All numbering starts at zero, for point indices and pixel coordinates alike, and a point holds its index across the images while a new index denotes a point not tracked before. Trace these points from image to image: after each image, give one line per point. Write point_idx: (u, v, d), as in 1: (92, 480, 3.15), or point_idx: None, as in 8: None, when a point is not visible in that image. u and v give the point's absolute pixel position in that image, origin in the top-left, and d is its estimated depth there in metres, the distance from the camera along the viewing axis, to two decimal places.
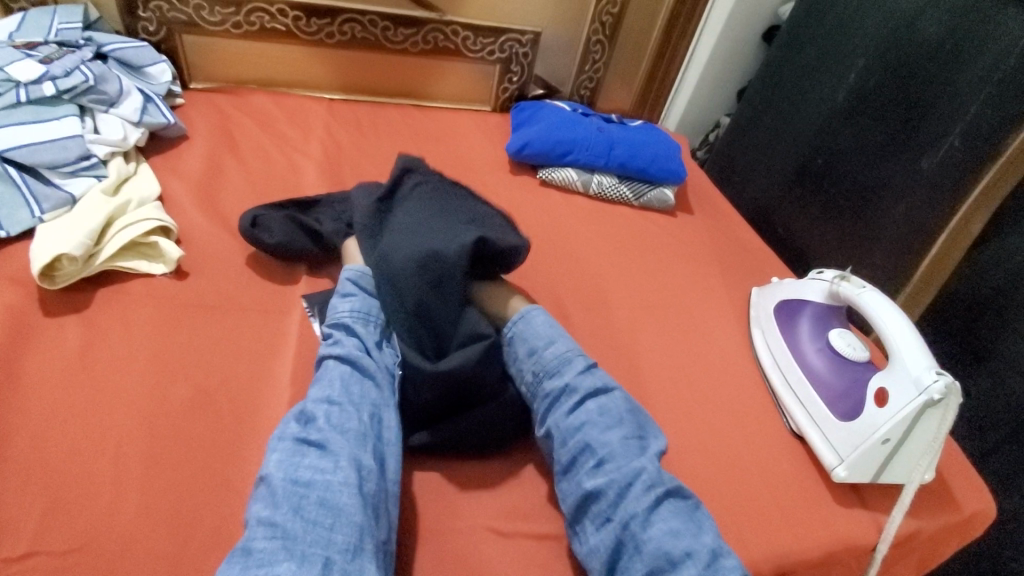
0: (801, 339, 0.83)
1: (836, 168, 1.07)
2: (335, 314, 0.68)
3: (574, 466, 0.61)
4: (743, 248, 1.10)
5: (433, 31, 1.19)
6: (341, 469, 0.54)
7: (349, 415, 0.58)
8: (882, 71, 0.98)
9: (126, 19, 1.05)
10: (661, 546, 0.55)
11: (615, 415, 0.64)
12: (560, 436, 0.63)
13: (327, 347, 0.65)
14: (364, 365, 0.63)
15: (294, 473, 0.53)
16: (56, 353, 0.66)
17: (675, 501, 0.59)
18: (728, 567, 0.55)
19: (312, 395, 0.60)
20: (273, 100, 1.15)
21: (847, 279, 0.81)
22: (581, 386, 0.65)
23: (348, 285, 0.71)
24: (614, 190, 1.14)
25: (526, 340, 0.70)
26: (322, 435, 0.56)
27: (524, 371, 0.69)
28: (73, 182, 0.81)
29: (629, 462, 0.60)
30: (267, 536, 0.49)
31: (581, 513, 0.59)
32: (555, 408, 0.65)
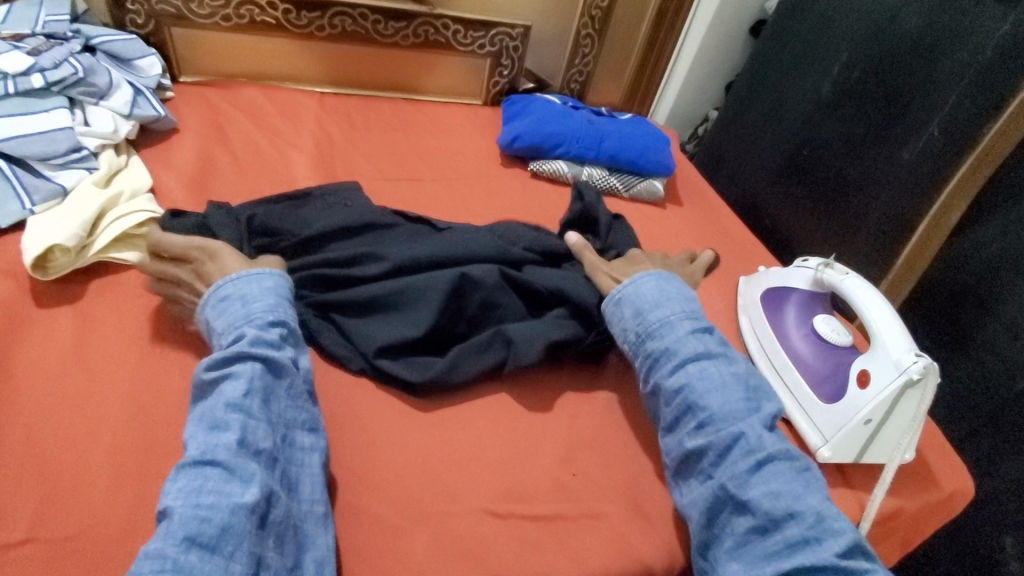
0: (787, 324, 0.85)
1: (820, 160, 1.09)
2: (263, 314, 0.63)
3: (678, 425, 0.66)
4: (732, 239, 1.12)
5: (424, 25, 1.20)
6: (251, 495, 0.50)
7: (264, 435, 0.55)
8: (866, 65, 1.00)
9: (114, 12, 1.04)
10: (764, 506, 0.58)
11: (720, 379, 0.66)
12: (665, 396, 0.67)
13: (256, 346, 0.60)
14: (288, 381, 0.61)
15: (196, 499, 0.49)
16: (49, 345, 0.66)
17: (780, 463, 0.61)
18: (835, 527, 0.57)
19: (225, 402, 0.55)
20: (263, 94, 1.15)
21: (831, 265, 0.83)
22: (683, 349, 0.68)
23: (289, 291, 0.67)
24: (604, 181, 1.15)
25: (632, 301, 0.73)
26: (230, 456, 0.52)
27: (627, 331, 0.72)
28: (63, 175, 0.80)
29: (729, 425, 0.63)
30: (156, 569, 0.44)
31: (684, 468, 0.64)
32: (656, 369, 0.69)
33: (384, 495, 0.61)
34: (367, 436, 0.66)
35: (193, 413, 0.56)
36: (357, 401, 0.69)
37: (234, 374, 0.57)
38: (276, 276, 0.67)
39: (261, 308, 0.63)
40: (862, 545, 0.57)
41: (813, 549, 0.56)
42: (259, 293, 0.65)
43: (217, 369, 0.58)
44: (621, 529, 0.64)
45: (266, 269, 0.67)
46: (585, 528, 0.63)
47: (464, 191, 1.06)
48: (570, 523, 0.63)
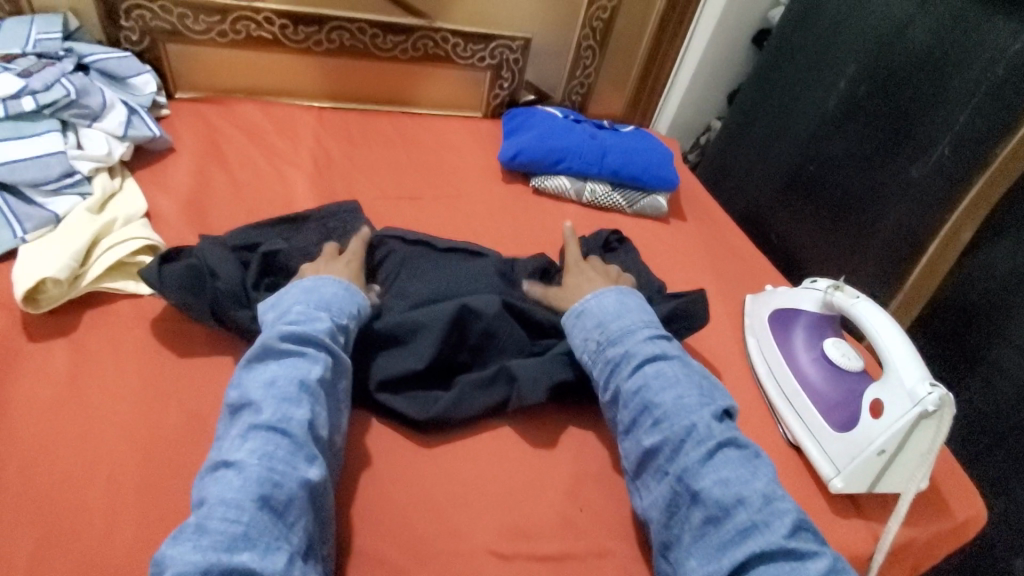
0: (796, 348, 0.83)
1: (826, 175, 1.07)
2: (345, 314, 0.67)
3: (635, 425, 0.64)
4: (738, 255, 1.11)
5: (423, 38, 1.18)
6: (314, 473, 0.54)
7: (324, 423, 0.58)
8: (870, 80, 0.99)
9: (108, 29, 1.03)
10: (713, 494, 0.56)
11: (678, 375, 0.65)
12: (624, 398, 0.66)
13: (331, 338, 0.63)
14: (342, 382, 0.64)
15: (268, 462, 0.52)
16: (40, 380, 0.64)
17: (730, 451, 0.60)
18: (780, 509, 0.56)
19: (301, 378, 0.58)
20: (260, 110, 1.13)
21: (841, 289, 0.82)
22: (640, 352, 0.67)
23: (359, 297, 0.70)
24: (608, 198, 1.14)
25: (594, 314, 0.71)
26: (302, 432, 0.55)
27: (589, 340, 0.70)
28: (57, 201, 0.78)
29: (682, 418, 0.62)
30: (228, 519, 0.47)
31: (643, 469, 0.63)
32: (617, 372, 0.67)
33: (388, 536, 0.60)
34: (369, 471, 0.64)
35: (259, 377, 0.58)
36: (359, 436, 0.67)
37: (310, 355, 0.60)
38: (360, 301, 0.70)
39: (339, 305, 0.67)
40: (806, 526, 0.56)
41: (764, 533, 0.54)
42: (335, 293, 0.68)
43: (295, 343, 0.61)
44: (631, 566, 0.62)
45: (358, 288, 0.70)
46: (594, 567, 0.61)
47: (465, 209, 1.05)
48: (578, 562, 0.61)
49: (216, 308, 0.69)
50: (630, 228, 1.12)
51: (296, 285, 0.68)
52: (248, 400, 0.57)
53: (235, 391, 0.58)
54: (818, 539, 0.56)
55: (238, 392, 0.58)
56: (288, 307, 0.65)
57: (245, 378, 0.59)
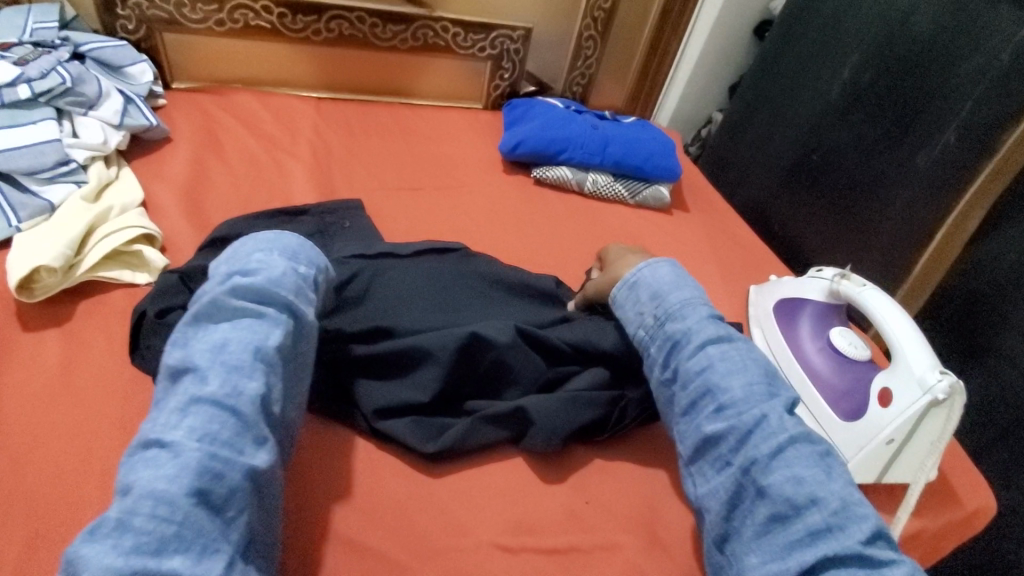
0: (802, 338, 0.83)
1: (829, 166, 1.06)
2: (310, 266, 0.62)
3: (694, 409, 0.62)
4: (742, 247, 1.10)
5: (423, 28, 1.17)
6: (261, 461, 0.49)
7: (276, 400, 0.53)
8: (876, 67, 0.98)
9: (104, 18, 1.01)
10: (785, 492, 0.53)
11: (741, 359, 0.62)
12: (682, 378, 0.63)
13: (294, 298, 0.57)
14: (300, 346, 0.58)
15: (210, 445, 0.46)
16: (36, 371, 0.63)
17: (803, 446, 0.56)
18: (859, 514, 0.52)
19: (256, 346, 0.52)
20: (259, 101, 1.12)
21: (847, 277, 0.81)
22: (702, 332, 0.64)
23: (315, 258, 0.64)
24: (610, 188, 1.13)
25: (649, 284, 0.71)
26: (252, 411, 0.49)
27: (645, 315, 0.69)
28: (51, 189, 0.77)
29: (751, 408, 0.58)
30: (156, 516, 0.41)
31: (701, 456, 0.60)
32: (677, 351, 0.65)
33: (389, 528, 0.59)
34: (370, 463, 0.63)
35: (207, 339, 0.52)
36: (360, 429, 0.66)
37: (268, 319, 0.54)
38: (324, 261, 0.66)
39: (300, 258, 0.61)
40: (885, 534, 0.51)
41: (838, 537, 0.50)
42: (294, 245, 0.62)
43: (252, 301, 0.55)
44: (636, 559, 0.61)
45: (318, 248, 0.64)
46: (598, 560, 0.60)
47: (466, 200, 1.04)
48: (582, 555, 0.60)
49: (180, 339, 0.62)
50: (633, 220, 1.11)
51: (261, 234, 0.62)
52: (193, 365, 0.50)
53: (180, 353, 0.52)
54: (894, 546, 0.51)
55: (182, 354, 0.52)
56: (248, 255, 0.59)
57: (192, 338, 0.53)
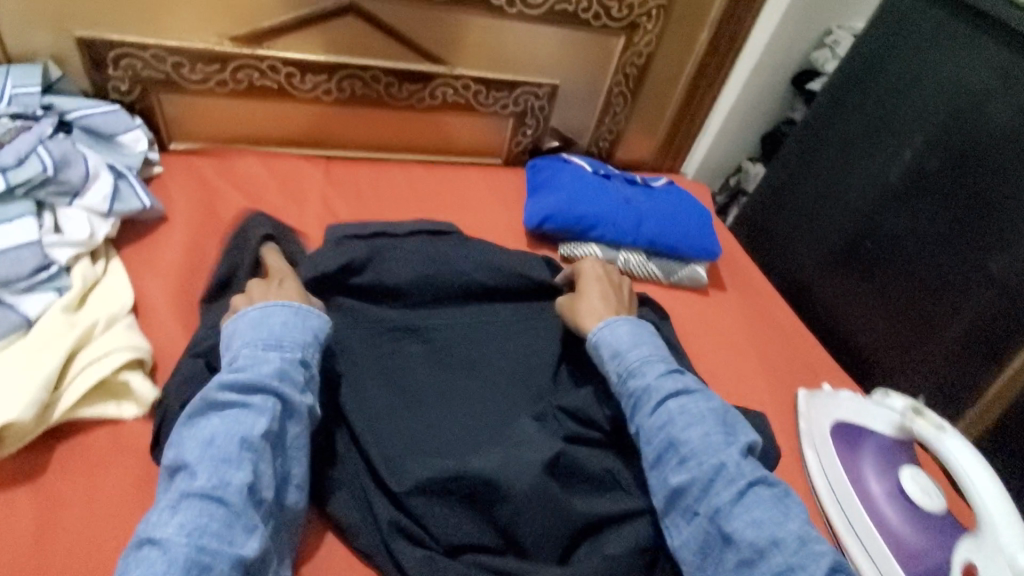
0: (866, 476, 0.76)
1: (884, 254, 0.98)
2: (296, 346, 0.62)
3: (661, 463, 0.64)
4: (785, 335, 1.02)
5: (442, 86, 1.07)
6: (251, 547, 0.50)
7: (268, 483, 0.55)
8: (943, 153, 0.90)
9: (92, 77, 0.91)
10: (748, 537, 0.56)
11: (702, 412, 0.65)
12: (648, 435, 0.65)
13: (282, 384, 0.58)
14: (294, 429, 0.59)
15: (199, 538, 0.48)
16: (7, 542, 0.55)
17: (762, 489, 0.60)
18: (814, 553, 0.55)
19: (242, 436, 0.54)
20: (263, 165, 1.03)
21: (921, 413, 0.73)
22: (661, 388, 0.66)
23: (311, 330, 0.64)
24: (643, 269, 1.04)
25: (609, 343, 0.72)
26: (241, 499, 0.51)
27: (608, 371, 0.71)
28: (29, 301, 0.68)
29: (711, 457, 0.61)
30: None
31: (671, 508, 0.62)
32: (639, 409, 0.67)
33: None
34: None
35: (198, 436, 0.54)
36: None
37: (255, 407, 0.56)
38: (324, 320, 0.67)
39: (287, 338, 0.62)
40: (845, 569, 0.55)
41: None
42: (281, 318, 0.63)
43: (237, 395, 0.56)
44: None
45: (314, 308, 0.66)
46: None
47: None
48: None
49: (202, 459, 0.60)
50: (666, 303, 1.03)
51: (243, 316, 0.64)
52: (183, 461, 0.53)
53: (172, 451, 0.54)
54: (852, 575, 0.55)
55: (174, 451, 0.55)
56: (238, 348, 0.61)
57: (184, 435, 0.56)
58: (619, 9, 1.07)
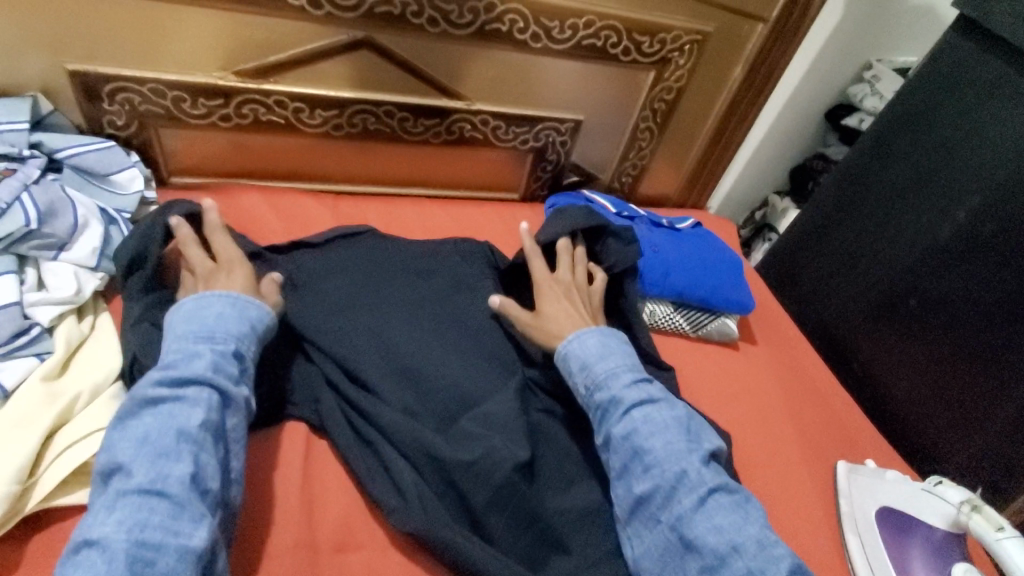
0: (917, 573, 0.70)
1: (931, 314, 0.91)
2: (230, 339, 0.62)
3: (627, 472, 0.67)
4: (822, 397, 0.95)
5: (459, 121, 1.01)
6: (199, 537, 0.50)
7: (215, 474, 0.54)
8: (998, 214, 0.83)
9: (87, 111, 0.85)
10: (708, 541, 0.59)
11: (660, 420, 0.68)
12: (614, 444, 0.68)
13: (217, 374, 0.59)
14: (233, 417, 0.60)
15: (139, 533, 0.48)
16: None
17: (722, 496, 0.63)
18: (774, 556, 0.58)
19: (178, 428, 0.54)
20: (267, 202, 0.97)
21: (979, 510, 0.67)
22: (627, 396, 0.69)
23: (246, 318, 0.66)
24: (669, 321, 0.97)
25: (578, 355, 0.74)
26: (182, 489, 0.51)
27: (577, 384, 0.73)
28: (6, 368, 0.62)
29: (673, 465, 0.64)
30: None
31: (635, 517, 0.65)
32: (607, 419, 0.70)
33: None
34: None
35: (132, 434, 0.54)
36: None
37: (190, 399, 0.56)
38: (264, 311, 0.69)
39: (223, 331, 0.63)
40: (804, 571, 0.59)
41: None
42: (218, 309, 0.64)
43: (172, 390, 0.57)
44: None
45: (250, 298, 0.67)
46: None
47: None
48: None
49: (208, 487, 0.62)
50: (692, 359, 0.96)
51: (179, 309, 0.64)
52: (120, 462, 0.52)
53: (106, 456, 0.53)
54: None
55: (105, 454, 0.53)
56: (170, 346, 0.60)
57: (118, 438, 0.55)
58: (650, 44, 1.01)
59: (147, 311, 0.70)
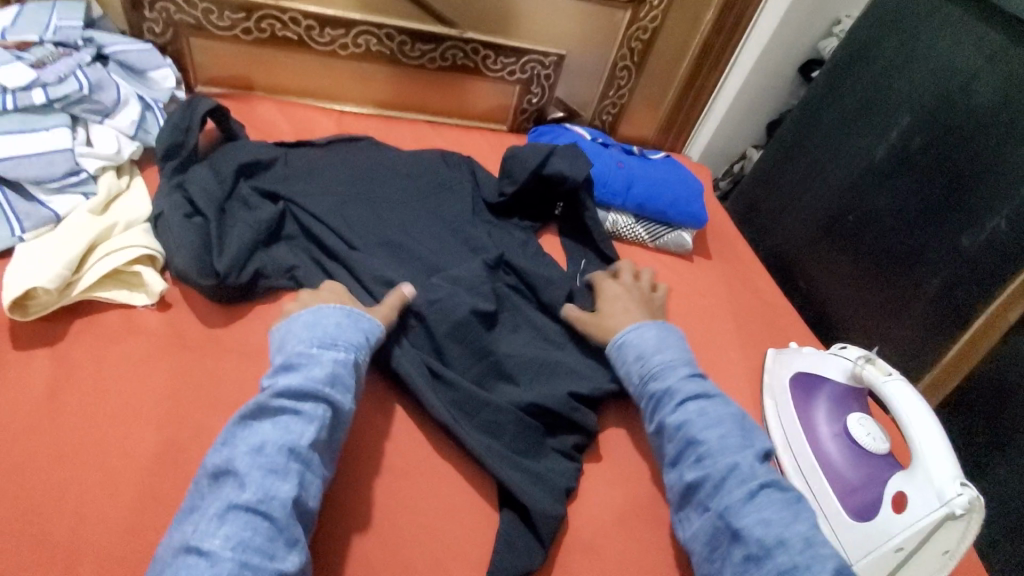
0: (817, 419, 0.79)
1: (864, 229, 1.00)
2: (348, 350, 0.66)
3: (679, 459, 0.68)
4: (764, 302, 1.06)
5: (452, 48, 1.14)
6: (293, 561, 0.52)
7: (314, 494, 0.57)
8: (924, 133, 0.91)
9: (131, 18, 1.00)
10: (756, 534, 0.60)
11: (717, 415, 0.69)
12: (667, 433, 0.70)
13: (332, 388, 0.62)
14: (342, 431, 0.63)
15: (243, 552, 0.50)
16: (21, 393, 0.63)
17: (773, 492, 0.63)
18: (821, 555, 0.58)
19: (290, 446, 0.56)
20: (280, 111, 1.11)
21: (873, 362, 0.77)
22: (681, 390, 0.71)
23: (365, 330, 0.69)
24: (630, 230, 1.09)
25: (636, 345, 0.77)
26: (283, 514, 0.54)
27: (632, 373, 0.76)
28: (59, 200, 0.77)
29: (725, 458, 0.66)
30: None
31: (685, 502, 0.67)
32: (660, 407, 0.72)
33: None
34: (346, 511, 0.63)
35: (249, 441, 0.57)
36: (342, 488, 0.65)
37: (305, 414, 0.59)
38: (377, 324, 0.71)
39: (344, 341, 0.66)
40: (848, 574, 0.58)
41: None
42: (333, 317, 0.68)
43: (290, 401, 0.59)
44: None
45: (364, 310, 0.71)
46: None
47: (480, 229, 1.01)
48: None
49: (213, 280, 0.73)
50: (650, 265, 1.07)
51: (297, 319, 0.68)
52: (233, 469, 0.55)
53: (222, 457, 0.56)
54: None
55: (223, 458, 0.56)
56: (292, 350, 0.64)
57: (238, 438, 0.58)
58: None
59: (176, 171, 0.86)
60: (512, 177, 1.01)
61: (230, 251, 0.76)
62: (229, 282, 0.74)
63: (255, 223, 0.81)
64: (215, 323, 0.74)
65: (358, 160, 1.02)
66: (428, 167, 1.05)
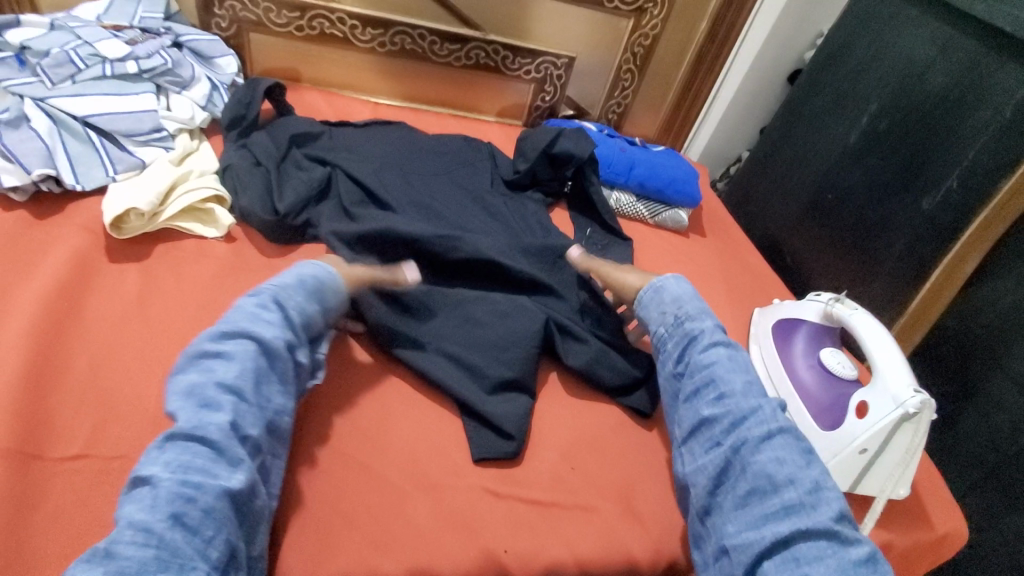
0: (794, 354, 0.89)
1: (840, 206, 1.12)
2: (269, 293, 0.67)
3: (698, 396, 0.73)
4: (752, 273, 1.17)
5: (476, 48, 1.29)
6: (237, 480, 0.53)
7: (253, 421, 0.58)
8: (890, 117, 1.04)
9: (202, 16, 1.16)
10: (766, 469, 0.64)
11: (743, 365, 0.75)
12: (692, 371, 0.75)
13: (255, 326, 0.63)
14: (281, 365, 0.63)
15: (184, 473, 0.52)
16: (115, 294, 0.74)
17: (789, 438, 0.67)
18: (827, 498, 0.62)
19: (218, 382, 0.58)
20: (324, 99, 1.26)
21: (841, 302, 0.87)
22: (714, 335, 0.77)
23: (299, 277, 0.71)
24: (632, 208, 1.21)
25: (672, 291, 0.84)
26: (222, 436, 0.55)
27: (666, 316, 0.81)
28: (144, 151, 0.90)
29: (748, 401, 0.71)
30: (137, 542, 0.47)
31: (693, 437, 0.71)
32: (692, 347, 0.77)
33: (393, 459, 0.68)
34: (385, 403, 0.73)
35: (180, 385, 0.59)
36: (383, 386, 0.75)
37: (228, 354, 0.61)
38: (332, 273, 0.75)
39: (271, 288, 0.68)
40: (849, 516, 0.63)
41: (810, 514, 0.61)
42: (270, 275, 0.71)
43: (216, 345, 0.62)
44: (613, 522, 0.69)
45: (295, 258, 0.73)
46: (579, 518, 0.68)
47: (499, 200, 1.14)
48: (565, 511, 0.68)
49: (275, 219, 0.86)
50: (650, 238, 1.19)
51: None
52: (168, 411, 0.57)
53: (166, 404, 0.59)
54: (843, 544, 0.59)
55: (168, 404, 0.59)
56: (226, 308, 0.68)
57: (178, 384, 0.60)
58: None
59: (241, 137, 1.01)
60: (524, 156, 1.14)
61: (288, 197, 0.89)
62: (285, 220, 0.87)
63: (309, 176, 0.94)
64: (272, 253, 0.87)
65: (391, 138, 1.16)
66: (453, 148, 1.19)
